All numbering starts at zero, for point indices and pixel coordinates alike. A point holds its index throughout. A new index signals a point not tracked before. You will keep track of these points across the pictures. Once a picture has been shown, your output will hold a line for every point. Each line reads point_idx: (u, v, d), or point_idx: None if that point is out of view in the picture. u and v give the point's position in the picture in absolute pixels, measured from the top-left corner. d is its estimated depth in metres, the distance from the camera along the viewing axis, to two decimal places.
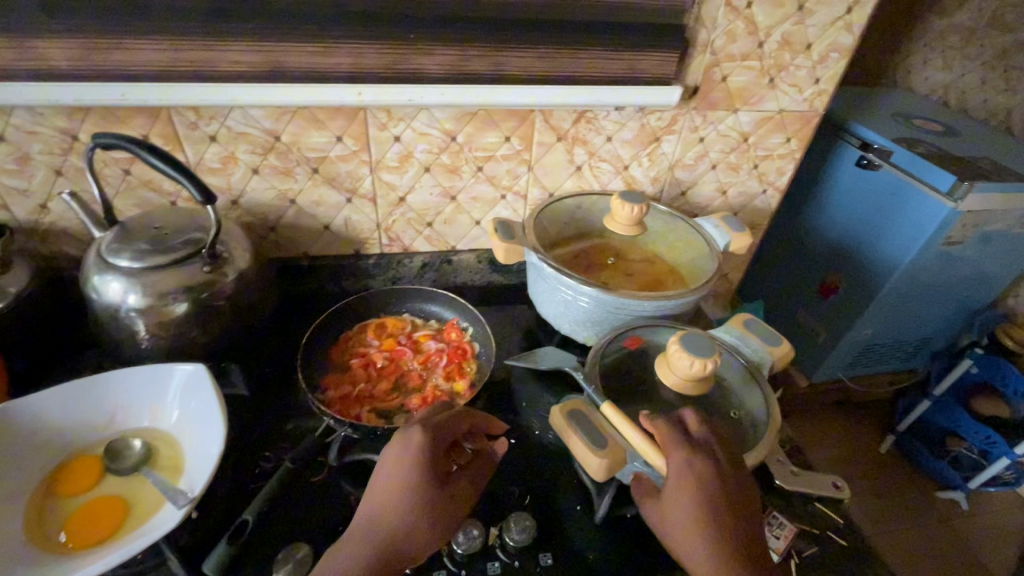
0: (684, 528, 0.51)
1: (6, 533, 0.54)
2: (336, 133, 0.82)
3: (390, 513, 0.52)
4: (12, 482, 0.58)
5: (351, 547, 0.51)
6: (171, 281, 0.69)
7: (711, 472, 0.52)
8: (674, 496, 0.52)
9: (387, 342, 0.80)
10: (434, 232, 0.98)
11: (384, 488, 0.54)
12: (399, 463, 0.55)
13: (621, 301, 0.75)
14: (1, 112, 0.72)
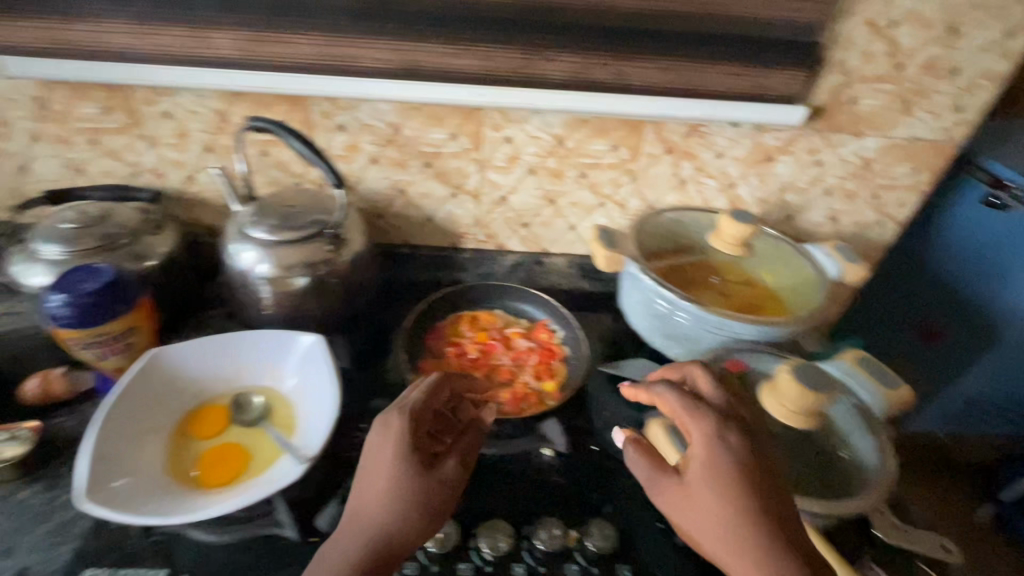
0: (709, 506, 0.51)
1: (149, 467, 0.61)
2: (452, 130, 0.86)
3: (377, 507, 0.54)
4: (155, 420, 0.65)
5: (348, 543, 0.53)
6: (296, 256, 0.76)
7: (732, 445, 0.53)
8: (698, 476, 0.52)
9: (480, 335, 0.83)
10: (529, 233, 0.99)
11: (373, 484, 0.55)
12: (382, 454, 0.56)
13: (722, 321, 0.74)
14: (172, 92, 0.81)
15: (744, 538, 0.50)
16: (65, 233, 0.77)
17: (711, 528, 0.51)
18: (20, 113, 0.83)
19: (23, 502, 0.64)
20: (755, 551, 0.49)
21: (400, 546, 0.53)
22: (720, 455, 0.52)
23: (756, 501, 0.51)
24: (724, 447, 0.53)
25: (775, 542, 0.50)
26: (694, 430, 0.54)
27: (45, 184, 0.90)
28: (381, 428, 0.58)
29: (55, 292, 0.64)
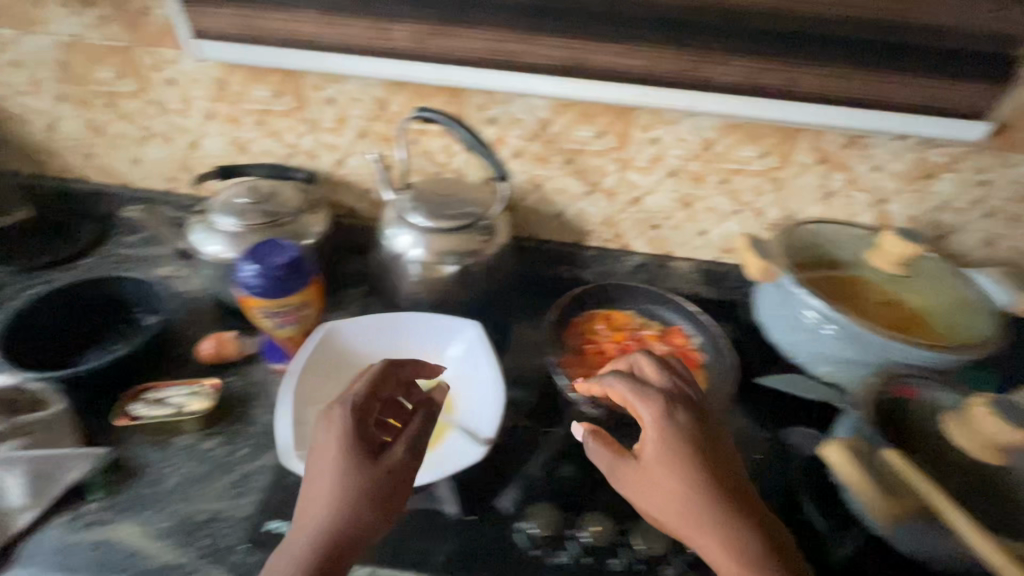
0: (665, 487, 0.54)
1: (331, 432, 0.66)
2: (601, 129, 0.86)
3: (328, 505, 0.52)
4: (330, 391, 0.70)
5: (300, 545, 0.51)
6: (450, 244, 0.79)
7: (659, 413, 0.56)
8: (654, 457, 0.55)
9: (616, 334, 0.83)
10: (657, 235, 0.99)
11: (320, 481, 0.54)
12: (332, 454, 0.54)
13: (885, 343, 0.71)
14: (340, 79, 0.85)
15: (699, 507, 0.53)
16: (242, 208, 0.84)
17: (674, 507, 0.53)
18: (200, 93, 0.89)
19: (208, 453, 0.70)
20: (723, 525, 0.52)
21: (353, 544, 0.52)
22: (685, 437, 0.55)
23: (703, 474, 0.54)
24: (683, 428, 0.55)
25: (719, 503, 0.53)
26: (641, 410, 0.57)
27: (210, 159, 0.97)
28: (326, 428, 0.56)
29: (247, 262, 0.69)
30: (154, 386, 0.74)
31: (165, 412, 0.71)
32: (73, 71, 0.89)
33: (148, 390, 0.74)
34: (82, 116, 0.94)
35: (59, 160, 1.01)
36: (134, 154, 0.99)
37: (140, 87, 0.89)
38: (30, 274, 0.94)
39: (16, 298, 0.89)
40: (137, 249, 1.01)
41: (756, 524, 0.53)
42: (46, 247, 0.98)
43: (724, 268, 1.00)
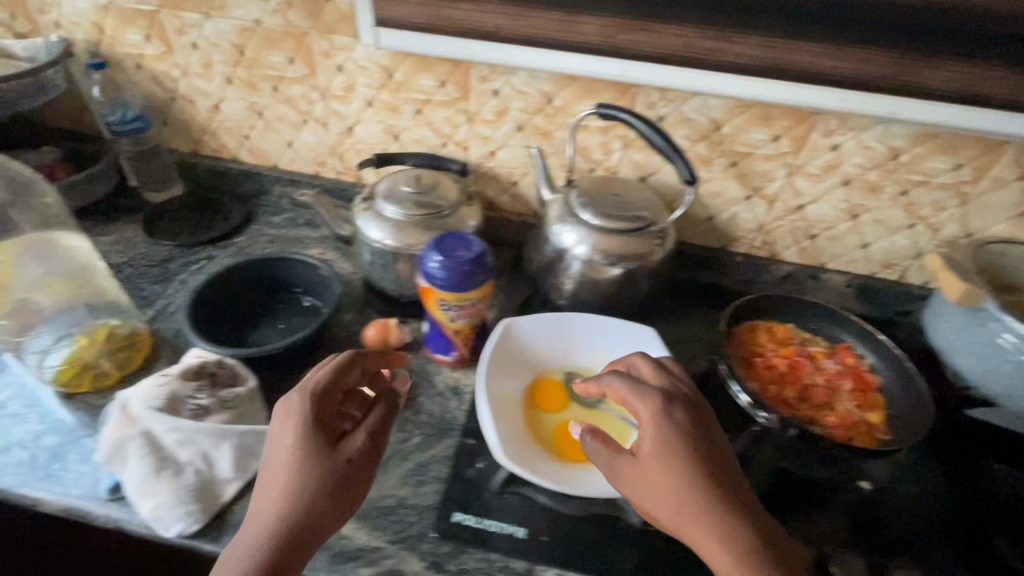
0: (664, 485, 0.54)
1: (519, 433, 0.66)
2: (777, 132, 0.82)
3: (286, 479, 0.55)
4: (508, 389, 0.69)
5: (263, 518, 0.54)
6: (619, 245, 0.78)
7: (658, 417, 0.56)
8: (651, 455, 0.55)
9: (782, 349, 0.80)
10: (812, 245, 0.94)
11: (278, 456, 0.57)
12: (302, 440, 0.57)
13: None
14: (509, 71, 0.84)
15: (688, 501, 0.53)
16: (406, 198, 0.84)
17: (666, 504, 0.54)
18: (365, 80, 0.90)
19: None
20: (715, 525, 0.52)
21: (316, 518, 0.55)
22: (671, 437, 0.56)
23: (695, 475, 0.54)
24: (681, 432, 0.56)
25: (710, 496, 0.53)
26: (645, 413, 0.57)
27: (361, 146, 0.98)
28: (286, 414, 0.59)
29: (436, 253, 0.70)
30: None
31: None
32: (246, 55, 0.91)
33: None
34: (245, 99, 0.97)
35: (215, 140, 1.05)
36: (288, 138, 1.01)
37: (308, 72, 0.91)
38: (191, 249, 0.98)
39: (183, 272, 0.93)
40: (283, 231, 1.04)
41: (750, 526, 0.53)
42: (203, 223, 1.02)
43: (883, 284, 0.94)
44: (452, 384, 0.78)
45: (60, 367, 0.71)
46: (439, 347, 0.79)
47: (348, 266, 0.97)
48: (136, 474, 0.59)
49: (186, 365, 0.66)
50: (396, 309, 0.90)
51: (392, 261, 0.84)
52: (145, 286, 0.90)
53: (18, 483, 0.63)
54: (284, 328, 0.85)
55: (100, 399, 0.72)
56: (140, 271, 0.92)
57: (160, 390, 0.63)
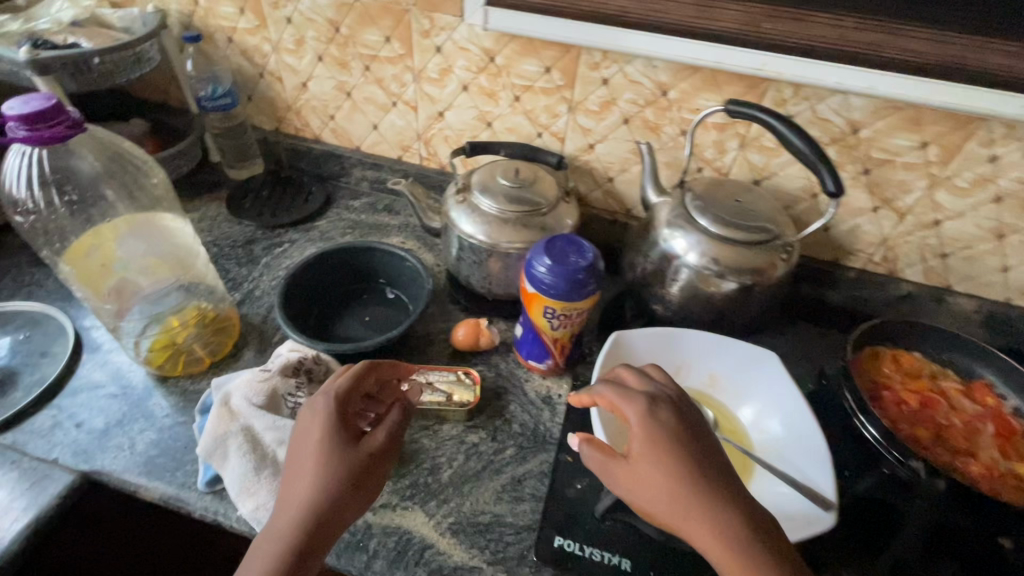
0: (660, 483, 0.47)
1: None
2: (925, 139, 0.73)
3: (310, 477, 0.51)
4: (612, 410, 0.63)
5: (286, 514, 0.51)
6: (738, 258, 0.71)
7: (641, 416, 0.49)
8: (644, 451, 0.48)
9: (913, 382, 0.72)
10: (941, 265, 0.84)
11: (302, 455, 0.53)
12: (321, 441, 0.53)
13: None
14: (623, 59, 0.77)
15: (682, 500, 0.46)
16: (503, 192, 0.79)
17: (661, 501, 0.46)
18: (463, 63, 0.84)
19: (475, 449, 0.68)
20: (717, 528, 0.44)
21: (339, 514, 0.51)
22: (660, 434, 0.48)
23: (686, 473, 0.46)
24: (667, 429, 0.48)
25: (707, 493, 0.46)
26: (631, 413, 0.50)
27: (449, 132, 0.94)
28: (307, 418, 0.55)
29: (546, 257, 0.64)
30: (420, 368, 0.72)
31: (436, 399, 0.69)
32: (342, 31, 0.87)
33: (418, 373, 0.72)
34: (334, 77, 0.93)
35: (299, 119, 1.02)
36: (373, 120, 0.97)
37: (404, 52, 0.86)
38: (273, 231, 0.96)
39: (266, 255, 0.91)
40: (363, 216, 1.01)
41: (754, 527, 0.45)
42: (284, 205, 0.99)
43: (1019, 313, 0.84)
44: (544, 394, 0.74)
45: (154, 348, 0.71)
46: (533, 353, 0.74)
47: (431, 257, 0.94)
48: (234, 472, 0.57)
49: (286, 360, 0.65)
50: (482, 308, 0.85)
51: (485, 258, 0.79)
52: (231, 268, 0.88)
53: (117, 467, 0.62)
54: (370, 321, 0.82)
55: (192, 383, 0.71)
56: (224, 251, 0.91)
57: (261, 386, 0.62)
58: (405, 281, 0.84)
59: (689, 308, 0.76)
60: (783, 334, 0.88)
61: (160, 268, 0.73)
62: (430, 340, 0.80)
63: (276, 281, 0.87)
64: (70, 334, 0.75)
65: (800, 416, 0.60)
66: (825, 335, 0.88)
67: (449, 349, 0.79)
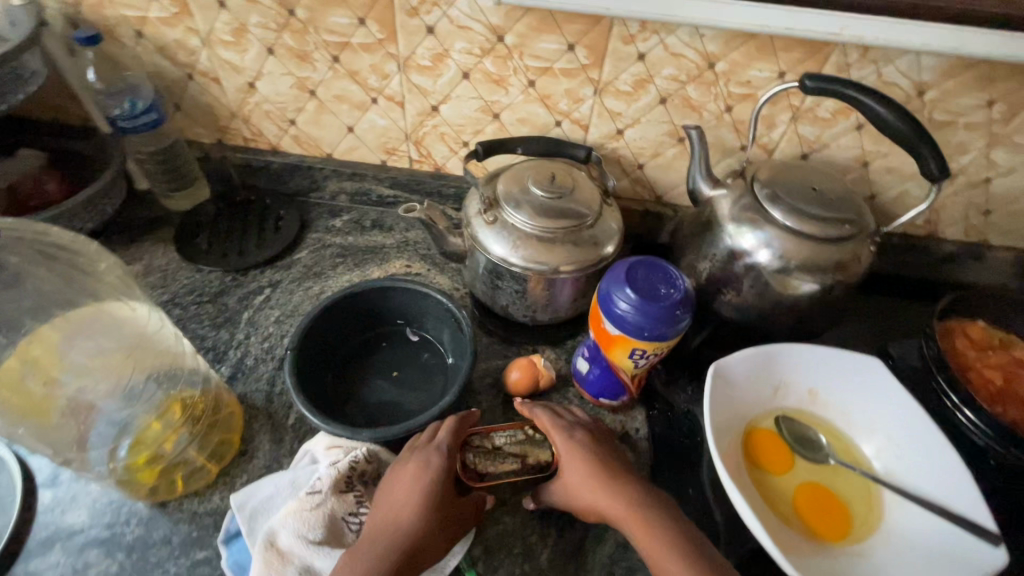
0: (577, 480, 0.53)
1: (760, 512, 0.54)
2: (993, 97, 0.67)
3: (412, 514, 0.49)
4: (726, 452, 0.57)
5: (373, 549, 0.47)
6: (822, 255, 0.63)
7: (553, 439, 0.56)
8: (564, 459, 0.55)
9: (989, 357, 0.69)
10: (983, 222, 0.81)
11: (401, 489, 0.50)
12: (424, 480, 0.50)
13: None
14: (664, 28, 0.64)
15: (598, 499, 0.52)
16: (541, 204, 0.66)
17: (581, 494, 0.53)
18: (463, 45, 0.68)
19: (566, 517, 0.59)
20: (631, 517, 0.50)
21: (423, 553, 0.49)
22: (574, 444, 0.56)
23: (600, 474, 0.53)
24: (583, 443, 0.55)
25: (617, 488, 0.52)
26: (555, 435, 0.57)
27: (446, 128, 0.78)
28: (414, 459, 0.52)
29: (629, 289, 0.54)
30: (485, 430, 0.58)
31: (508, 469, 0.56)
32: (298, 14, 0.68)
33: (484, 435, 0.58)
34: (292, 73, 0.74)
35: (248, 127, 0.82)
36: (348, 121, 0.79)
37: (385, 37, 0.68)
38: (245, 275, 0.78)
39: (246, 310, 0.74)
40: (351, 238, 0.85)
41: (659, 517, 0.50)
42: (251, 238, 0.81)
43: None
44: (621, 433, 0.66)
45: (136, 468, 0.54)
46: (605, 391, 0.65)
47: (446, 281, 0.80)
48: None
49: (334, 473, 0.52)
50: (522, 336, 0.74)
51: (528, 284, 0.67)
52: (207, 333, 0.71)
53: None
54: (399, 376, 0.68)
55: (201, 502, 0.56)
56: (191, 311, 0.73)
57: (314, 514, 0.50)
58: (431, 320, 0.71)
59: (762, 312, 0.68)
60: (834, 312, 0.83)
61: (117, 362, 0.55)
62: (475, 387, 0.69)
63: (268, 343, 0.70)
64: (13, 465, 0.57)
65: (921, 429, 0.56)
66: (873, 307, 0.85)
67: (501, 394, 0.68)
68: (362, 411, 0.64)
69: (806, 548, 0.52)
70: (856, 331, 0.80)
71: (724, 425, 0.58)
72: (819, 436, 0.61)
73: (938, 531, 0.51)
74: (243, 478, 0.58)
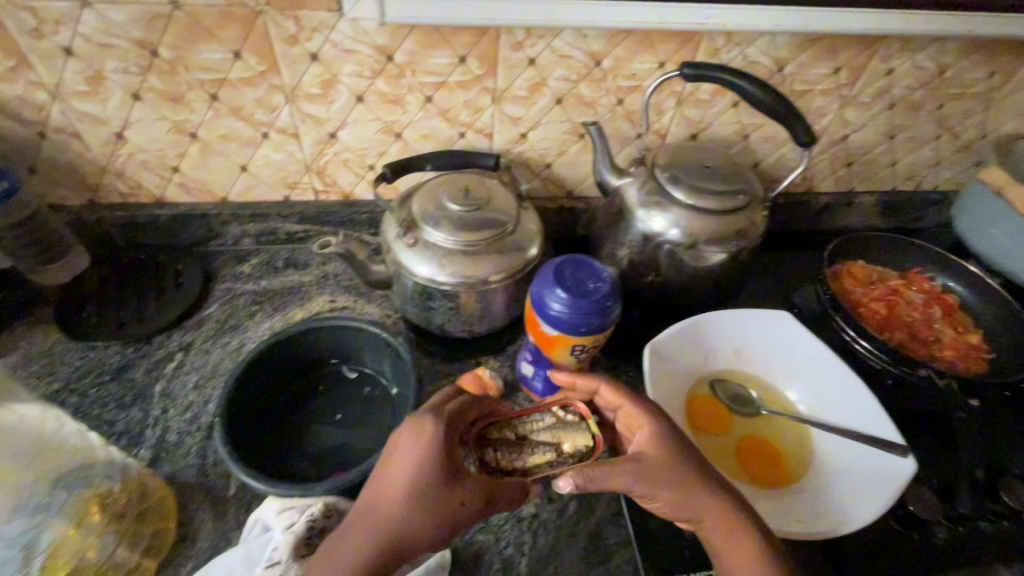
0: (674, 474, 0.49)
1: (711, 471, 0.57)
2: (838, 64, 0.76)
3: (400, 485, 0.47)
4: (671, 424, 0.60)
5: (368, 524, 0.46)
6: (725, 227, 0.68)
7: (647, 420, 0.52)
8: (662, 448, 0.50)
9: (872, 291, 0.79)
10: (847, 172, 0.92)
11: (396, 458, 0.49)
12: (416, 462, 0.48)
13: None
14: (549, 32, 0.66)
15: (692, 488, 0.49)
16: (460, 218, 0.66)
17: (674, 487, 0.49)
18: (352, 68, 0.66)
19: (537, 520, 0.59)
20: (723, 518, 0.48)
21: (415, 528, 0.46)
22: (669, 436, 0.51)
23: (696, 471, 0.50)
24: (675, 438, 0.51)
25: (705, 486, 0.49)
26: (646, 420, 0.52)
27: (348, 154, 0.76)
28: (407, 437, 0.49)
29: (560, 290, 0.55)
30: (500, 420, 0.56)
31: (542, 459, 0.54)
32: (163, 54, 0.62)
33: (504, 427, 0.56)
34: (167, 117, 0.68)
35: (124, 181, 0.74)
36: (239, 160, 0.74)
37: (267, 68, 0.64)
38: (150, 342, 0.71)
39: (158, 381, 0.67)
40: (265, 282, 0.80)
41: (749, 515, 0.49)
42: (149, 301, 0.74)
43: (905, 197, 0.97)
44: None
45: None
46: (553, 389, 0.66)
47: (375, 309, 0.78)
48: None
49: (291, 537, 0.49)
50: (463, 351, 0.74)
51: (460, 299, 0.67)
52: (115, 416, 0.64)
53: None
54: (344, 418, 0.65)
55: None
56: (91, 395, 0.65)
57: None
58: (366, 353, 0.68)
59: (682, 287, 0.73)
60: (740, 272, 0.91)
61: (2, 482, 0.47)
62: None
63: (191, 413, 0.64)
64: None
65: (833, 367, 0.63)
66: (772, 262, 0.93)
67: None
68: (310, 462, 0.61)
69: (752, 493, 0.56)
70: (761, 287, 0.88)
71: (667, 399, 0.61)
72: (749, 391, 0.65)
73: (861, 456, 0.57)
74: (189, 566, 0.53)
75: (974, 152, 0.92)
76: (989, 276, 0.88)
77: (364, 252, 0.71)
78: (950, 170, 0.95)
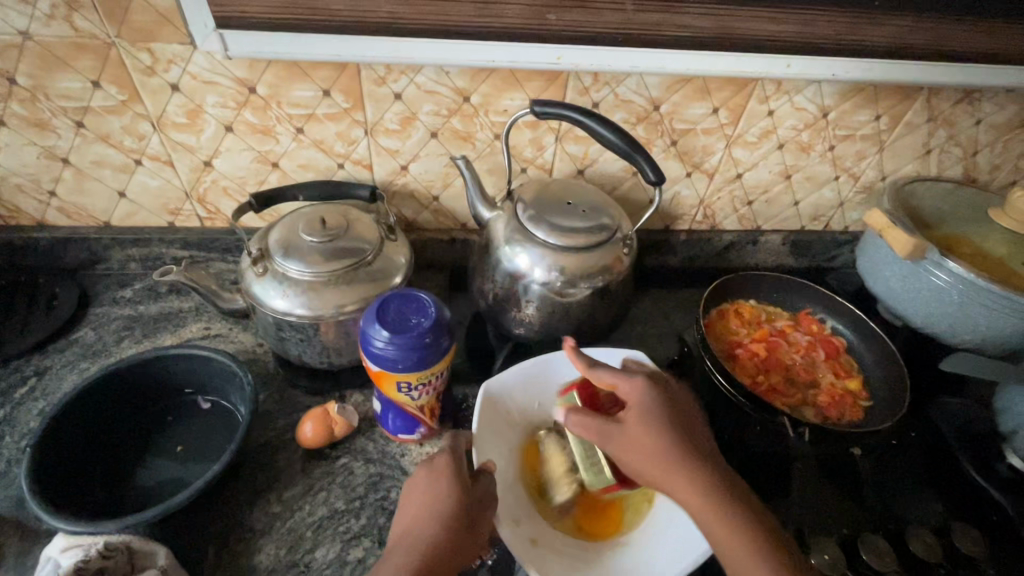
0: (644, 442, 0.51)
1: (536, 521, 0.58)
2: (716, 104, 0.76)
3: (430, 507, 0.51)
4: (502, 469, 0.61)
5: (410, 545, 0.49)
6: (586, 265, 0.67)
7: (645, 392, 0.54)
8: (637, 418, 0.53)
9: (755, 331, 0.79)
10: (749, 211, 0.90)
11: (422, 488, 0.53)
12: (435, 488, 0.52)
13: (986, 300, 0.70)
14: (409, 69, 0.67)
15: (669, 460, 0.50)
16: (313, 249, 0.65)
17: (642, 458, 0.51)
18: (215, 99, 0.67)
19: (362, 565, 0.57)
20: (691, 492, 0.49)
21: (452, 540, 0.50)
22: (649, 409, 0.53)
23: (667, 444, 0.51)
24: (655, 411, 0.53)
25: (682, 460, 0.50)
26: (631, 393, 0.55)
27: (226, 182, 0.75)
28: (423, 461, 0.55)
29: (382, 328, 0.55)
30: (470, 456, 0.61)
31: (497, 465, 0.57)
32: (21, 82, 0.63)
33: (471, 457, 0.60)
34: (35, 142, 0.69)
35: (1, 204, 0.74)
36: (115, 186, 0.74)
37: (128, 98, 0.66)
38: (5, 366, 0.70)
39: (2, 408, 0.66)
40: (142, 307, 0.79)
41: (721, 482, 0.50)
42: (11, 323, 0.73)
43: (815, 237, 0.94)
44: None
45: None
46: (400, 427, 0.64)
47: (248, 338, 0.77)
48: None
49: None
50: (328, 384, 0.72)
51: (313, 332, 0.66)
52: None
53: None
54: (184, 449, 0.64)
55: None
56: None
57: None
58: (218, 384, 0.67)
59: (552, 324, 0.71)
60: (640, 310, 0.89)
61: None
62: (271, 446, 0.65)
63: (27, 440, 0.64)
64: None
65: None
66: (675, 299, 0.91)
67: (300, 449, 0.65)
68: (135, 497, 0.60)
69: (568, 543, 0.57)
70: (657, 327, 0.86)
71: (503, 441, 0.63)
72: None
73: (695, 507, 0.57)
74: None
75: (879, 195, 0.90)
76: (891, 319, 0.85)
77: (215, 282, 0.72)
78: (858, 212, 0.93)
